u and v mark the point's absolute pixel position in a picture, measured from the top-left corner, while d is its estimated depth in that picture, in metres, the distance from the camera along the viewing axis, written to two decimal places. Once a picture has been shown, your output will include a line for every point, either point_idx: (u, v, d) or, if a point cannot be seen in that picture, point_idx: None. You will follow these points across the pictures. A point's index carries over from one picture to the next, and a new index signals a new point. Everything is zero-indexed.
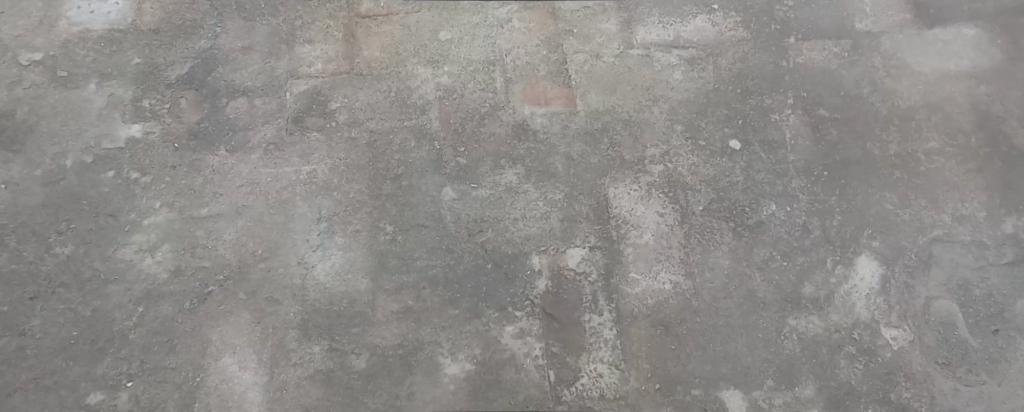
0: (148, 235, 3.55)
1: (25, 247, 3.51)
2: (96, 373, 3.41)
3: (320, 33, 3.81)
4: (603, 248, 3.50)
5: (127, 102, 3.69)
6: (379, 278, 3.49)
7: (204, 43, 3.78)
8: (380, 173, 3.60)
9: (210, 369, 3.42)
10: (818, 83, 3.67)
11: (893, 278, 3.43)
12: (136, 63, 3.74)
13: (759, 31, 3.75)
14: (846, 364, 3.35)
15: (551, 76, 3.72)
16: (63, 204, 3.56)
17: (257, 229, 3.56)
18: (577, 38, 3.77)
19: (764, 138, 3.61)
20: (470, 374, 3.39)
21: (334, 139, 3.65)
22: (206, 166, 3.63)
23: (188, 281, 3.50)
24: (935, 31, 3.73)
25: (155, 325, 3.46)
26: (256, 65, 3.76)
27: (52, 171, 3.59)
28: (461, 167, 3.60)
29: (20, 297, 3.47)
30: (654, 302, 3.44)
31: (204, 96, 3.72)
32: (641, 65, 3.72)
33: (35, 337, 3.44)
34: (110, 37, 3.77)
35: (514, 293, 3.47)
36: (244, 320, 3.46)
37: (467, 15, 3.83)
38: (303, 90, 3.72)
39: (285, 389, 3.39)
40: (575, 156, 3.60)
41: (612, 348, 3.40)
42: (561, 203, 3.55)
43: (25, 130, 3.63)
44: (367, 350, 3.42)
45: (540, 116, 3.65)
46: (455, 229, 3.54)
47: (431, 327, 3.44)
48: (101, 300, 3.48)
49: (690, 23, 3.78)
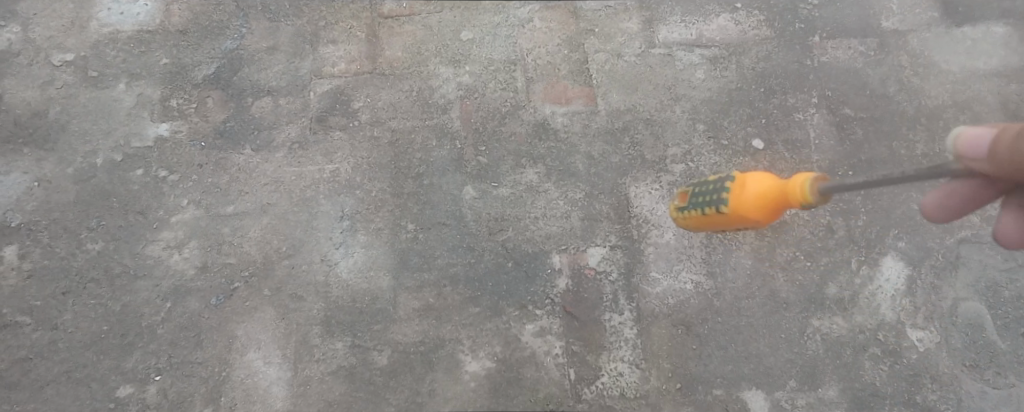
0: (176, 232, 3.57)
1: (58, 243, 3.54)
2: (125, 367, 3.40)
3: (343, 34, 3.89)
4: (623, 247, 3.50)
5: (156, 101, 3.76)
6: (400, 276, 3.49)
7: (230, 44, 3.87)
8: (402, 172, 3.64)
9: (235, 364, 3.40)
10: (842, 82, 3.70)
11: (919, 278, 3.43)
12: (164, 63, 3.83)
13: (783, 31, 3.80)
14: (870, 365, 3.35)
15: (572, 75, 3.78)
16: (94, 201, 3.61)
17: (281, 227, 3.57)
18: (598, 37, 3.84)
19: (788, 137, 3.62)
20: (491, 371, 3.36)
21: (356, 138, 3.69)
22: (232, 164, 3.67)
23: (214, 277, 3.50)
24: (964, 29, 3.76)
25: (182, 320, 3.45)
26: (280, 65, 3.83)
27: (84, 169, 3.65)
28: (482, 165, 3.63)
29: (52, 292, 3.48)
30: (675, 302, 3.43)
31: (230, 96, 3.78)
32: (663, 64, 3.77)
33: (66, 331, 3.43)
34: (139, 38, 3.87)
35: (535, 291, 3.46)
36: (268, 316, 3.45)
37: (488, 15, 3.90)
38: (327, 89, 3.79)
39: (309, 384, 3.37)
40: (596, 155, 3.62)
41: (632, 347, 3.38)
42: (582, 202, 3.56)
43: (58, 129, 3.71)
44: (389, 347, 3.40)
45: (561, 116, 3.69)
46: (476, 227, 3.55)
47: (452, 324, 3.42)
48: (131, 296, 3.48)
49: (714, 22, 3.84)
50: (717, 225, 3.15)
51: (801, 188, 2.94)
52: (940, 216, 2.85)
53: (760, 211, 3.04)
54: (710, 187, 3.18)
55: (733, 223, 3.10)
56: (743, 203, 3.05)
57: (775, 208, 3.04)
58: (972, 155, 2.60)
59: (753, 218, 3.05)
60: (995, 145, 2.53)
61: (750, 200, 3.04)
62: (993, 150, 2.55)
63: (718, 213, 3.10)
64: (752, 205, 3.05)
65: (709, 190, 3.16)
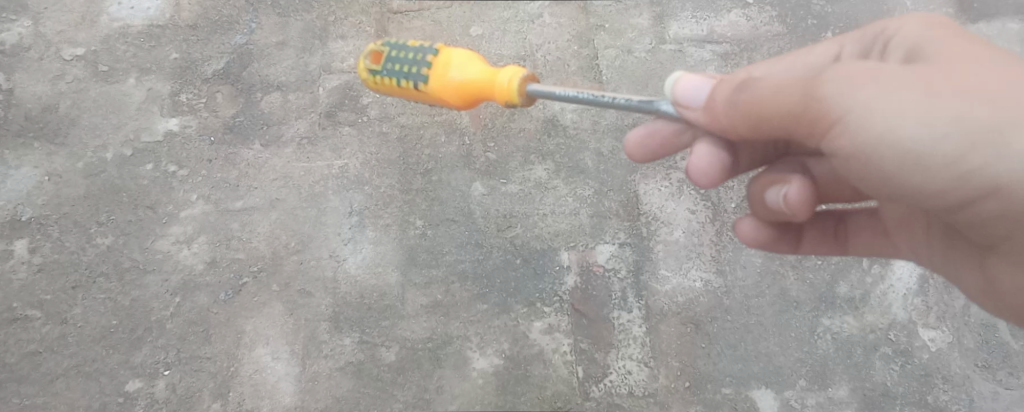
0: (185, 227, 3.57)
1: (68, 237, 3.54)
2: (135, 361, 3.40)
3: (353, 29, 3.89)
4: (632, 244, 3.48)
5: (165, 96, 3.76)
6: (409, 273, 3.48)
7: (239, 39, 3.86)
8: (411, 168, 3.63)
9: (244, 359, 3.39)
10: None
11: (932, 278, 3.40)
12: (173, 58, 3.83)
13: (795, 27, 3.79)
14: (881, 365, 3.33)
15: (582, 71, 3.76)
16: (104, 196, 3.61)
17: (290, 222, 3.57)
18: (608, 33, 3.82)
19: None
20: (499, 368, 3.34)
21: (366, 134, 3.69)
22: (241, 159, 3.66)
23: (223, 273, 3.50)
24: (979, 26, 3.77)
25: (191, 315, 3.45)
26: (290, 60, 3.83)
27: (94, 163, 3.66)
28: (491, 161, 3.62)
29: (62, 286, 3.48)
30: (684, 300, 3.41)
31: (240, 91, 3.78)
32: (673, 60, 3.76)
33: (76, 326, 3.43)
34: (149, 32, 3.87)
35: (544, 288, 3.44)
36: (277, 312, 3.44)
37: (497, 10, 3.89)
38: (335, 85, 3.78)
39: (317, 380, 3.36)
40: (605, 152, 3.61)
41: (641, 345, 3.36)
42: (590, 199, 3.55)
43: (68, 124, 3.71)
44: (397, 343, 3.39)
45: (570, 112, 3.67)
46: (485, 224, 3.53)
47: (460, 321, 3.41)
48: (140, 290, 3.48)
49: (725, 18, 3.82)
50: (418, 99, 2.88)
51: (506, 82, 2.78)
52: (648, 157, 2.93)
53: (458, 97, 2.83)
54: (410, 55, 2.84)
55: (429, 100, 2.86)
56: (443, 86, 2.81)
57: (473, 98, 2.85)
58: (687, 104, 2.65)
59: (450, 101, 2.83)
60: (712, 96, 2.59)
61: (450, 83, 2.81)
62: (708, 101, 2.61)
63: (417, 90, 2.84)
64: (451, 88, 2.82)
65: (407, 55, 2.85)
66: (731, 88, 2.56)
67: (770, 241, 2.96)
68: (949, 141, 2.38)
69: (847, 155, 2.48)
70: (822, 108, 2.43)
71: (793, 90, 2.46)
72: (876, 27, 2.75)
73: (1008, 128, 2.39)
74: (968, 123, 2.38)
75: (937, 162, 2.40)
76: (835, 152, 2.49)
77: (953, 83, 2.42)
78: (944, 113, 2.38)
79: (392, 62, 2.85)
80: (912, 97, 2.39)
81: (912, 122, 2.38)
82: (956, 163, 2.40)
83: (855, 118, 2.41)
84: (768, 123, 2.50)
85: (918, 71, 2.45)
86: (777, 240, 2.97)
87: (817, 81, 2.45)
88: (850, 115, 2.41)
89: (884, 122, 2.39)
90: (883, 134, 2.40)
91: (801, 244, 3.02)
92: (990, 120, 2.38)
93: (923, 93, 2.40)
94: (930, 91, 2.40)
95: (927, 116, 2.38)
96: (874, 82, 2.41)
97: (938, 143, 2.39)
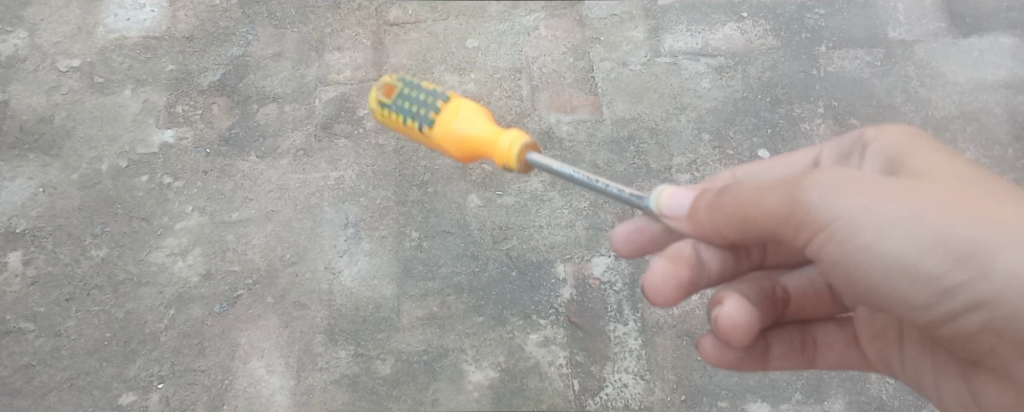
0: (180, 239, 3.56)
1: (62, 249, 3.53)
2: (128, 374, 3.38)
3: (349, 41, 3.90)
4: (628, 257, 3.48)
5: (161, 108, 3.76)
6: (404, 285, 3.47)
7: (236, 51, 3.87)
8: (406, 180, 3.63)
9: (238, 372, 3.38)
10: (850, 92, 3.69)
11: None
12: (169, 70, 3.83)
13: (789, 40, 3.80)
14: (877, 378, 3.32)
15: (578, 84, 3.77)
16: (99, 208, 3.60)
17: (286, 234, 3.56)
18: (604, 45, 3.84)
19: (795, 147, 3.59)
20: (494, 381, 3.34)
21: (362, 146, 3.69)
22: (236, 171, 3.66)
23: (218, 285, 3.49)
24: (972, 40, 3.78)
25: (186, 327, 3.43)
26: (286, 72, 3.83)
27: (89, 175, 3.65)
28: (487, 174, 3.63)
29: (56, 298, 3.47)
30: (680, 313, 3.41)
31: (235, 103, 3.78)
32: (669, 73, 3.77)
33: (69, 338, 3.42)
34: (145, 44, 3.88)
35: (539, 301, 3.44)
36: (272, 324, 3.43)
37: (492, 23, 3.91)
38: (332, 96, 3.79)
39: (312, 393, 3.35)
40: (601, 164, 3.59)
41: (637, 358, 3.35)
42: (586, 211, 3.55)
43: (63, 135, 3.71)
44: (392, 356, 3.38)
45: (565, 124, 3.68)
46: (480, 236, 3.53)
47: (455, 334, 3.40)
48: (134, 303, 3.47)
49: (719, 31, 3.84)
50: (419, 141, 2.72)
51: (505, 148, 2.62)
52: (631, 253, 2.81)
53: (459, 150, 2.66)
54: (423, 95, 2.68)
55: (431, 145, 2.70)
56: (446, 136, 2.65)
57: (473, 154, 2.67)
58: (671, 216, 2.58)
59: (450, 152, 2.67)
60: (696, 201, 2.55)
61: (454, 137, 2.65)
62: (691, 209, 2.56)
63: (419, 132, 2.67)
64: (453, 142, 2.65)
65: (419, 91, 2.68)
66: (715, 191, 2.53)
67: (739, 362, 2.77)
68: (933, 252, 2.37)
69: (832, 263, 2.46)
70: (809, 212, 2.42)
71: (779, 195, 2.44)
72: (851, 136, 2.78)
73: (990, 244, 2.37)
74: (951, 235, 2.37)
75: (922, 272, 2.38)
76: (820, 256, 2.48)
77: (936, 196, 2.42)
78: (927, 225, 2.38)
79: (403, 98, 2.68)
80: (896, 207, 2.39)
81: (897, 233, 2.38)
82: (939, 277, 2.38)
83: (841, 224, 2.40)
84: (754, 224, 2.47)
85: (902, 181, 2.45)
86: (745, 361, 2.78)
87: (803, 184, 2.43)
88: (835, 222, 2.40)
89: (869, 231, 2.39)
90: (868, 242, 2.39)
91: (771, 362, 2.82)
92: (972, 237, 2.37)
93: (908, 203, 2.39)
94: (913, 202, 2.40)
95: (911, 225, 2.38)
96: (859, 189, 2.41)
97: (919, 256, 2.38)
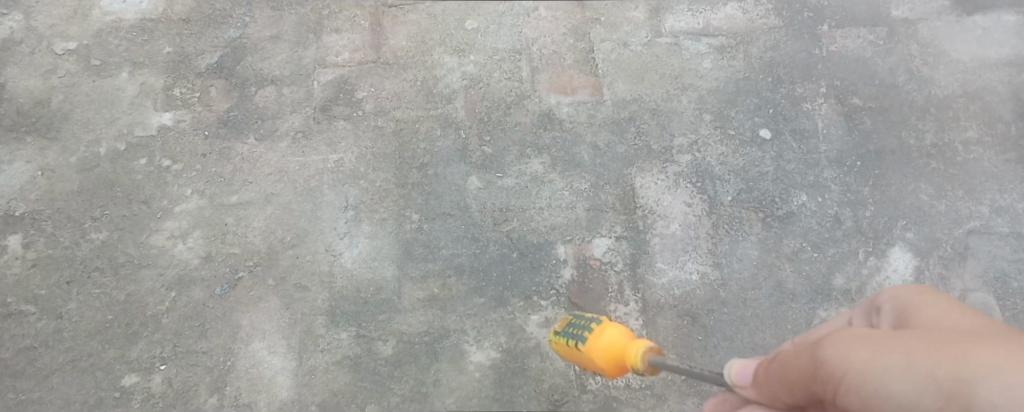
0: (180, 222, 3.55)
1: (62, 232, 3.52)
2: (130, 356, 3.38)
3: (347, 23, 3.88)
4: (629, 238, 3.48)
5: (159, 90, 3.74)
6: (405, 267, 3.47)
7: (233, 33, 3.85)
8: (406, 162, 3.62)
9: (240, 353, 3.38)
10: (851, 71, 3.68)
11: (927, 269, 3.41)
12: (167, 52, 3.81)
13: (791, 20, 3.78)
14: None
15: (578, 65, 3.76)
16: (98, 191, 3.59)
17: (286, 216, 3.55)
18: (604, 26, 3.82)
19: (795, 127, 3.61)
20: (495, 361, 3.34)
21: (361, 128, 3.68)
22: (235, 154, 3.65)
23: (219, 267, 3.49)
24: (975, 18, 3.75)
25: (187, 309, 3.43)
26: (285, 54, 3.81)
27: (87, 158, 3.63)
28: (487, 156, 3.61)
29: (57, 281, 3.46)
30: (681, 293, 3.41)
31: (233, 85, 3.76)
32: (670, 53, 3.75)
33: (71, 321, 3.42)
34: (142, 26, 3.84)
35: (541, 282, 3.44)
36: (273, 306, 3.43)
37: (492, 4, 3.89)
38: (330, 78, 3.77)
39: (314, 374, 3.35)
40: (601, 145, 3.61)
41: (637, 338, 3.36)
42: (587, 192, 3.54)
43: (60, 118, 3.69)
44: (394, 337, 3.38)
45: (566, 106, 3.68)
46: (481, 218, 3.53)
47: (457, 315, 3.40)
48: (135, 285, 3.47)
49: (721, 11, 3.82)
50: (579, 362, 2.98)
51: (636, 354, 2.83)
52: None
53: (606, 361, 2.86)
54: (585, 320, 2.99)
55: (585, 363, 2.94)
56: (595, 348, 2.89)
57: (620, 365, 2.86)
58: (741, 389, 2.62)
59: (597, 364, 2.88)
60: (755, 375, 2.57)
61: (601, 347, 2.88)
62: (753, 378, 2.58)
63: (576, 350, 2.95)
64: (600, 353, 2.88)
65: (583, 322, 3.00)
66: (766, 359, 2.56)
67: None
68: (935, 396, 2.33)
69: None
70: (822, 368, 2.41)
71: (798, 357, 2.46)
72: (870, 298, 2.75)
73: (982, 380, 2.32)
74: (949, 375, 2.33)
75: None
76: None
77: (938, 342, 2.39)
78: (925, 370, 2.34)
79: (571, 325, 3.04)
80: (893, 355, 2.37)
81: (903, 382, 2.35)
82: None
83: (852, 378, 2.38)
84: (791, 389, 2.47)
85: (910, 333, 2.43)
86: None
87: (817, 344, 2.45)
88: (847, 377, 2.38)
89: (875, 383, 2.36)
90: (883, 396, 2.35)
91: None
92: (962, 375, 2.32)
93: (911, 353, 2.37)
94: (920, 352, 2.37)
95: (912, 373, 2.35)
96: (867, 345, 2.40)
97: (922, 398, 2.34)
